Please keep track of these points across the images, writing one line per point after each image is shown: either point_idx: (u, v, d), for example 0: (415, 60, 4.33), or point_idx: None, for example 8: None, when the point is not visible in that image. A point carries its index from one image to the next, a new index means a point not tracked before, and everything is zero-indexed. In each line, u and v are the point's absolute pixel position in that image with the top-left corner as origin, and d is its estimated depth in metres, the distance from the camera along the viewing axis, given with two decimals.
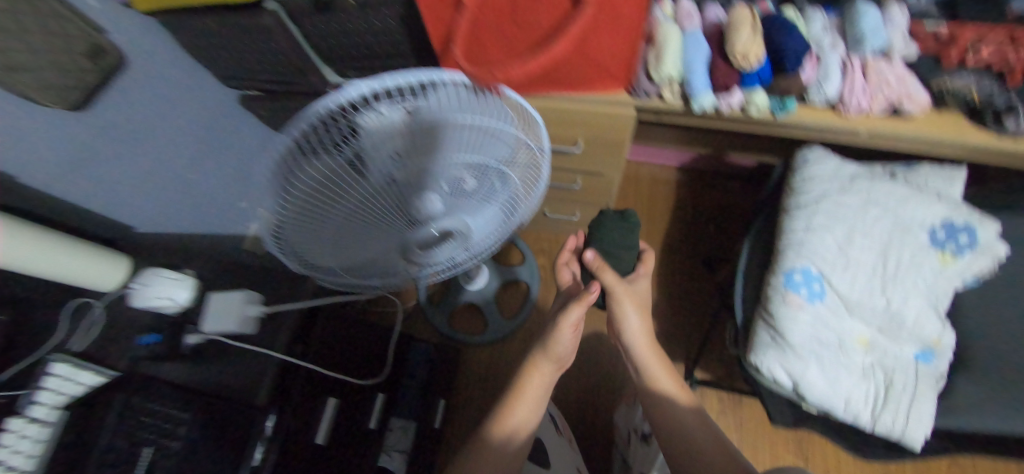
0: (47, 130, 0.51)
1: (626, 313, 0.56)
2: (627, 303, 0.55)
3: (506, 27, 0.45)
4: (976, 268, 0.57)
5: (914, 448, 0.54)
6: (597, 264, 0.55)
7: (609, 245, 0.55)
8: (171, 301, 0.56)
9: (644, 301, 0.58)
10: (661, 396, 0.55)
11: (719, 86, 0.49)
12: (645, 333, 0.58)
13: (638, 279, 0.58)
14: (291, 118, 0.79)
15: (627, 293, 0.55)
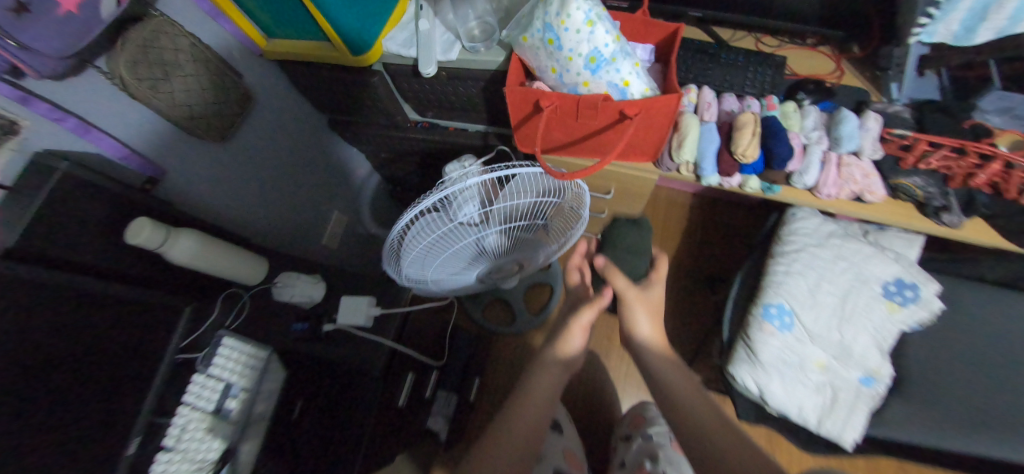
0: (205, 155, 0.70)
1: (637, 317, 0.63)
2: (638, 307, 0.63)
3: (569, 120, 0.62)
4: (916, 317, 0.73)
5: (846, 449, 0.71)
6: (608, 269, 0.63)
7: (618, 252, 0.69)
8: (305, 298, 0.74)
9: (655, 307, 0.65)
10: (665, 381, 0.59)
11: (725, 170, 0.67)
12: (659, 338, 0.64)
13: (650, 286, 0.66)
14: (370, 139, 0.96)
15: (638, 298, 0.63)
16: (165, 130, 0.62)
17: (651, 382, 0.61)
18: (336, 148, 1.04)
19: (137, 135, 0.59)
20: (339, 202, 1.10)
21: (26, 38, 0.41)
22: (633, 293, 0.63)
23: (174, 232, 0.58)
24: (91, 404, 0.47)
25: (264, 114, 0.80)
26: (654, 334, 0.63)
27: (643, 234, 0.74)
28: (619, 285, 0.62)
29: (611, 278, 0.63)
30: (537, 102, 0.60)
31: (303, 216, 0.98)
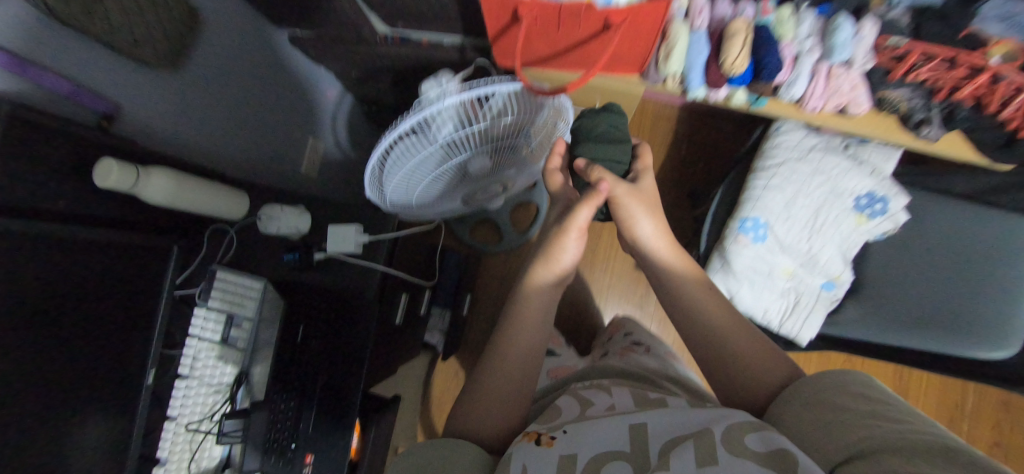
0: (156, 85, 0.64)
1: (635, 214, 0.66)
2: (632, 205, 0.65)
3: (551, 31, 0.58)
4: (881, 228, 0.76)
5: (800, 344, 0.80)
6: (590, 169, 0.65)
7: (593, 144, 0.67)
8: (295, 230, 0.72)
9: (648, 199, 0.67)
10: (673, 291, 0.65)
11: (712, 82, 0.65)
12: (661, 234, 0.66)
13: (639, 180, 0.69)
14: (337, 57, 0.88)
15: (630, 194, 0.65)
16: (104, 58, 0.56)
17: (659, 286, 0.67)
18: (302, 68, 0.96)
19: (79, 68, 0.53)
20: (314, 127, 1.05)
21: None
22: (623, 190, 0.65)
23: (144, 170, 0.57)
24: (76, 347, 0.50)
25: (217, 33, 0.72)
26: (652, 228, 0.66)
27: (615, 121, 0.67)
28: (608, 182, 0.64)
29: (598, 176, 0.64)
30: (514, 9, 0.55)
31: (275, 144, 0.94)
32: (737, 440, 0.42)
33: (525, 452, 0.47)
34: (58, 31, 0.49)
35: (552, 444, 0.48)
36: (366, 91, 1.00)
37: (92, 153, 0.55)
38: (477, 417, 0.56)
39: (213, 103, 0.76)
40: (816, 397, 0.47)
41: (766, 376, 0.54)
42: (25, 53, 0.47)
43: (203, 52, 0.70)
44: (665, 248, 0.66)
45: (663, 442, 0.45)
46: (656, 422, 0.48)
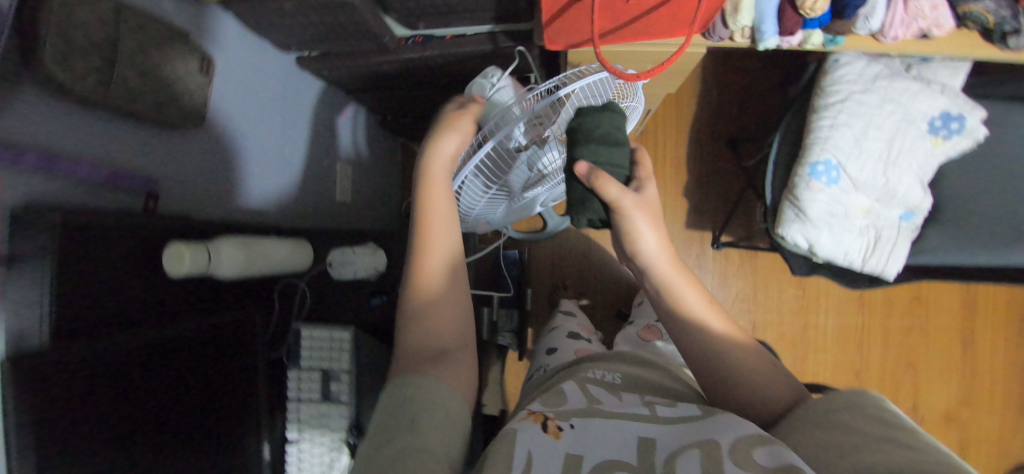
0: (161, 142, 0.58)
1: (638, 227, 0.50)
2: (639, 218, 0.49)
3: (617, 5, 0.54)
4: (958, 148, 0.75)
5: (887, 279, 0.79)
6: (592, 178, 0.45)
7: (596, 146, 0.45)
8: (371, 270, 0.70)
9: (654, 209, 0.51)
10: (676, 309, 0.52)
11: (785, 30, 0.60)
12: (665, 250, 0.52)
13: (646, 188, 0.52)
14: (349, 68, 0.81)
15: (637, 204, 0.48)
16: (98, 125, 0.50)
17: (658, 300, 0.54)
18: (310, 89, 0.89)
19: (73, 140, 0.47)
20: (338, 149, 0.98)
21: None
22: (630, 200, 0.47)
23: (213, 245, 0.53)
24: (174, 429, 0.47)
25: (226, 72, 0.67)
26: (656, 241, 0.51)
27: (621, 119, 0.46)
28: (613, 195, 0.45)
29: (601, 189, 0.45)
30: None
31: (306, 177, 0.88)
32: (743, 453, 0.38)
33: (529, 437, 0.43)
34: (66, 111, 0.46)
35: (557, 437, 0.43)
36: (386, 95, 0.96)
37: (144, 237, 0.50)
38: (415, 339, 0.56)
39: (239, 146, 0.70)
40: (823, 417, 0.43)
41: (776, 399, 0.49)
42: (25, 142, 0.42)
43: (217, 97, 0.65)
44: (671, 265, 0.52)
45: (669, 449, 0.41)
46: (665, 432, 0.44)
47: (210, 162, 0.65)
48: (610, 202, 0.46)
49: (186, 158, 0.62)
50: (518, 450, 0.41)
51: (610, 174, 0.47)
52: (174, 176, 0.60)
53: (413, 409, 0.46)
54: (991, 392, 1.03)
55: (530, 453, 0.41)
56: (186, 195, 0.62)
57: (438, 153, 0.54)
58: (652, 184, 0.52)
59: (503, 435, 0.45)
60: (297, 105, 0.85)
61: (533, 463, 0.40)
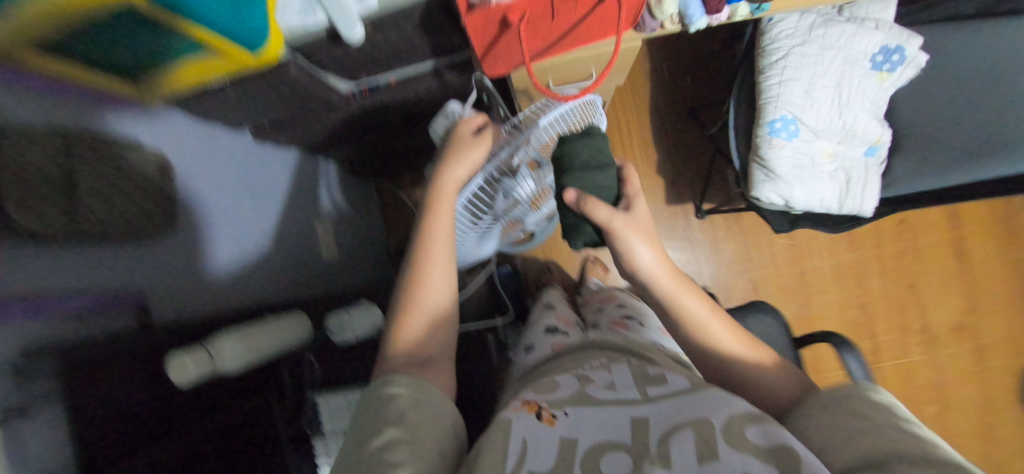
0: (145, 256, 0.60)
1: (633, 247, 0.53)
2: (633, 236, 0.52)
3: (543, 25, 0.55)
4: (904, 77, 0.77)
5: (867, 217, 0.81)
6: (581, 202, 0.50)
7: (581, 172, 0.50)
8: (371, 327, 0.71)
9: (646, 226, 0.54)
10: (679, 314, 0.56)
11: (712, 9, 0.61)
12: (663, 262, 0.56)
13: (635, 205, 0.54)
14: (306, 130, 0.82)
15: (629, 225, 0.52)
16: (79, 259, 0.51)
17: (664, 311, 0.58)
18: (276, 158, 0.90)
19: (62, 279, 0.49)
20: (315, 208, 1.00)
21: None
22: (621, 221, 0.51)
23: (210, 345, 0.54)
24: None
25: (187, 168, 0.68)
26: (652, 257, 0.55)
27: (604, 144, 0.51)
28: (603, 218, 0.50)
29: (591, 213, 0.50)
30: (504, 19, 0.52)
31: (287, 245, 0.89)
32: (734, 432, 0.38)
33: (524, 424, 0.43)
34: (44, 251, 0.48)
35: (553, 424, 0.43)
36: (348, 146, 0.97)
37: (146, 350, 0.51)
38: (407, 340, 0.55)
39: (215, 234, 0.72)
40: (828, 407, 0.44)
41: (779, 392, 0.52)
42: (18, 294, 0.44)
43: (183, 193, 0.67)
44: (672, 280, 0.56)
45: (661, 430, 0.41)
46: (657, 411, 0.43)
47: (193, 256, 0.67)
48: (602, 224, 0.50)
49: (170, 262, 0.63)
50: (513, 440, 0.42)
51: (597, 198, 0.51)
52: (162, 284, 0.62)
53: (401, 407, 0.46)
54: (994, 297, 1.05)
55: (525, 442, 0.42)
56: (179, 294, 0.63)
57: (448, 178, 0.55)
58: (641, 200, 0.55)
59: (496, 421, 0.45)
60: (264, 176, 0.86)
61: (528, 455, 0.41)
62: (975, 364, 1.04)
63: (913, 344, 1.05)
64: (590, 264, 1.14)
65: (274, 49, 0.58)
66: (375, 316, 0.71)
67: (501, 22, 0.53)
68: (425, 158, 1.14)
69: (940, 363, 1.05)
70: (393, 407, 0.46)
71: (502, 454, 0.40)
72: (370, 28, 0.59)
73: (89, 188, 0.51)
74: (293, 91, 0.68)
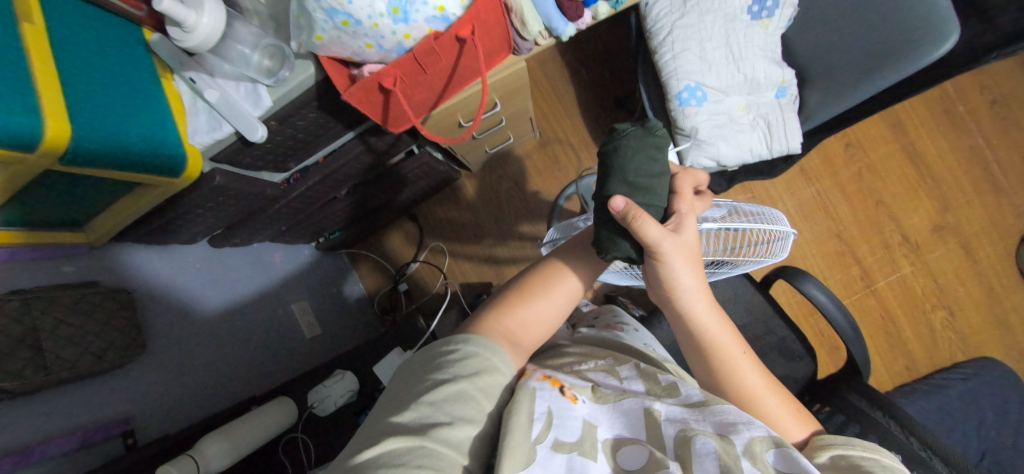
0: (121, 383, 0.63)
1: (676, 271, 0.49)
2: (676, 258, 0.48)
3: (420, 78, 0.59)
4: (786, 17, 0.79)
5: (799, 153, 0.82)
6: (630, 213, 0.45)
7: (632, 179, 0.49)
8: (349, 391, 0.74)
9: (692, 249, 0.50)
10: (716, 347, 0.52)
11: (574, 15, 0.66)
12: (702, 285, 0.52)
13: (685, 226, 0.50)
14: (258, 224, 0.88)
15: (677, 247, 0.48)
16: (50, 404, 0.55)
17: (690, 340, 0.54)
18: (243, 255, 0.95)
19: (39, 428, 0.53)
20: (292, 291, 1.04)
21: None
22: (669, 243, 0.47)
23: (194, 451, 0.57)
24: None
25: (150, 291, 0.73)
26: (695, 281, 0.51)
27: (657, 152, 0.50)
28: (653, 237, 0.45)
29: (641, 231, 0.45)
30: (381, 85, 0.57)
31: (265, 335, 0.92)
32: (758, 456, 0.37)
33: (549, 396, 0.41)
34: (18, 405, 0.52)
35: (575, 402, 0.43)
36: (306, 225, 1.02)
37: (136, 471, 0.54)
38: (518, 315, 0.49)
39: (190, 344, 0.76)
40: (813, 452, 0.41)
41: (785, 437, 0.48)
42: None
43: (150, 315, 0.71)
44: (709, 308, 0.53)
45: (675, 430, 0.41)
46: (671, 409, 0.44)
47: (169, 373, 0.71)
48: (649, 243, 0.46)
49: (149, 381, 0.67)
50: (537, 408, 0.39)
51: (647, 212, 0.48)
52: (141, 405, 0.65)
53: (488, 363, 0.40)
54: (963, 191, 1.04)
55: (550, 412, 0.40)
56: (158, 411, 0.68)
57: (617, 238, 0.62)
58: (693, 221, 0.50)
59: (520, 385, 0.42)
60: (233, 276, 0.91)
61: (552, 427, 0.39)
62: (968, 261, 1.03)
63: (899, 257, 1.04)
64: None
65: (193, 163, 0.64)
66: (351, 380, 0.75)
67: (381, 87, 0.57)
68: (386, 216, 1.19)
69: (932, 268, 1.03)
70: (465, 363, 0.39)
71: (529, 416, 0.38)
72: (275, 122, 0.64)
73: (55, 335, 0.56)
74: (230, 195, 0.73)
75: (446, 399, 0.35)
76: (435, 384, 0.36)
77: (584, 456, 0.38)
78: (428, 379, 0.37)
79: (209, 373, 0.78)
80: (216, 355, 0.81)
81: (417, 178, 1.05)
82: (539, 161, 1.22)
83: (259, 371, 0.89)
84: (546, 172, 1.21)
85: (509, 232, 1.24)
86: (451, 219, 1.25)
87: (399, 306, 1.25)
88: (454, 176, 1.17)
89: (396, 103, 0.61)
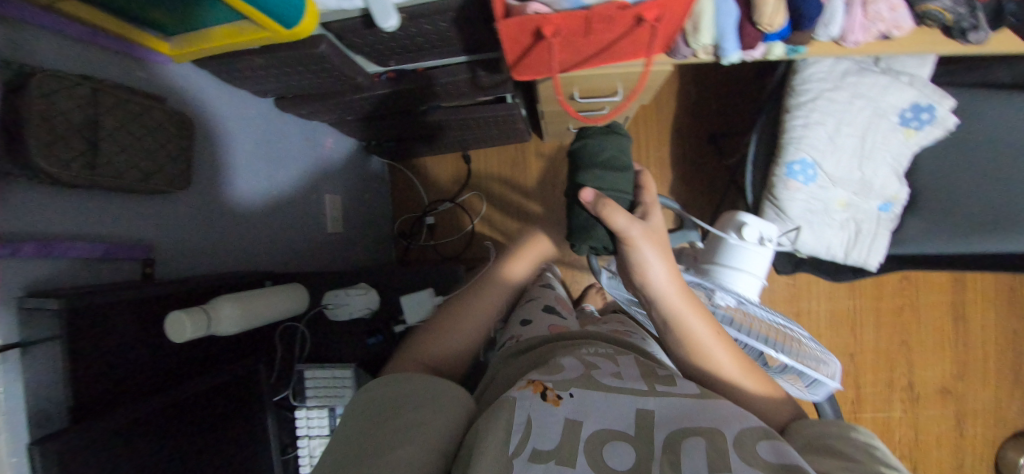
0: (157, 209, 0.62)
1: (646, 258, 0.54)
2: (644, 246, 0.53)
3: (577, 40, 0.54)
4: (930, 137, 0.74)
5: (870, 270, 0.81)
6: (600, 200, 0.51)
7: (602, 170, 0.54)
8: (366, 309, 0.73)
9: (659, 237, 0.56)
10: (692, 336, 0.55)
11: (747, 45, 0.61)
12: (672, 278, 0.55)
13: (651, 215, 0.57)
14: (329, 104, 0.83)
15: (644, 235, 0.53)
16: (88, 202, 0.53)
17: (666, 328, 0.57)
18: (298, 127, 0.91)
19: (73, 222, 0.52)
20: (330, 182, 1.00)
21: None
22: (639, 230, 0.52)
23: (210, 308, 0.56)
24: (169, 445, 0.50)
25: (208, 128, 0.70)
26: (665, 273, 0.54)
27: (624, 144, 0.56)
28: (621, 224, 0.51)
29: (607, 216, 0.51)
30: (538, 31, 0.51)
31: (293, 214, 0.90)
32: (747, 446, 0.41)
33: (530, 403, 0.48)
34: (60, 193, 0.50)
35: (557, 405, 0.48)
36: (367, 124, 0.98)
37: (155, 303, 0.53)
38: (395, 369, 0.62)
39: (227, 196, 0.73)
40: (839, 438, 0.46)
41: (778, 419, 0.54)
42: (24, 233, 0.47)
43: (201, 153, 0.68)
44: (683, 297, 0.55)
45: (666, 428, 0.44)
46: (664, 408, 0.47)
47: (201, 218, 0.69)
48: (618, 230, 0.51)
49: (181, 216, 0.65)
50: (516, 418, 0.46)
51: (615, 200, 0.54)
52: (165, 238, 0.63)
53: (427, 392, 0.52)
54: (985, 368, 1.04)
55: (527, 422, 0.46)
56: (184, 251, 0.66)
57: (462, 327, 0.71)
58: (655, 211, 0.57)
59: (503, 398, 0.49)
60: (283, 144, 0.87)
61: (532, 432, 0.45)
62: (955, 430, 1.05)
63: (896, 399, 1.06)
64: (593, 292, 1.17)
65: (309, 22, 0.59)
66: (371, 300, 0.73)
67: (536, 32, 0.52)
68: (442, 147, 1.14)
69: (918, 421, 1.05)
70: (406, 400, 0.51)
71: (507, 430, 0.45)
72: (404, 18, 0.59)
73: (111, 140, 0.54)
74: (323, 67, 0.69)
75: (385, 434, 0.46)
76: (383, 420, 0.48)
77: (560, 466, 0.42)
78: (377, 423, 0.48)
79: (235, 230, 0.76)
80: (247, 215, 0.78)
81: (495, 125, 1.00)
82: None
83: (279, 249, 0.86)
84: None
85: (551, 215, 1.21)
86: (502, 178, 1.22)
87: (418, 236, 1.25)
88: (525, 137, 1.12)
89: (539, 52, 0.56)
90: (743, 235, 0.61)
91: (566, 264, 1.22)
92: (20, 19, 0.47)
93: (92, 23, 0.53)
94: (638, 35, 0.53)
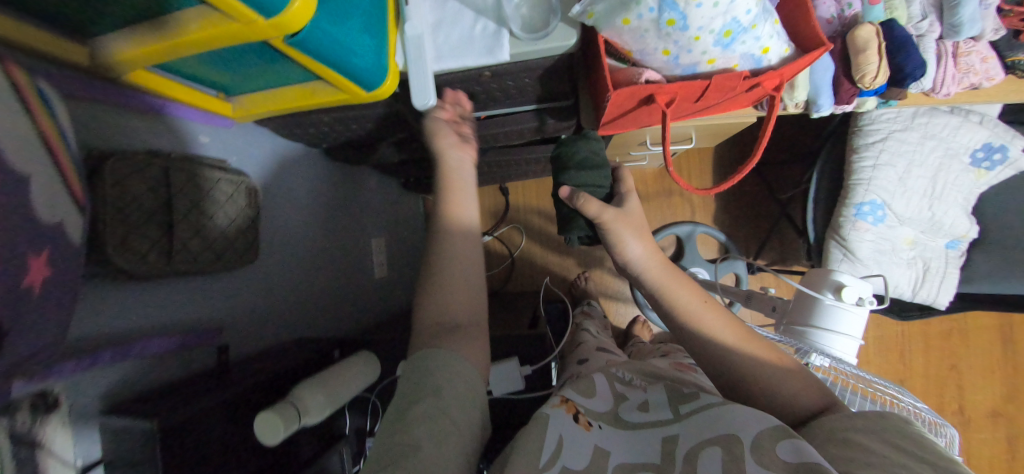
0: (227, 286, 0.57)
1: (624, 239, 0.61)
2: (621, 229, 0.60)
3: (684, 105, 0.52)
4: (1000, 177, 0.76)
5: (939, 309, 0.79)
6: (573, 195, 0.60)
7: (576, 170, 0.61)
8: None
9: (638, 222, 0.62)
10: (681, 308, 0.60)
11: (840, 99, 0.60)
12: (652, 253, 0.62)
13: (626, 201, 0.63)
14: (382, 149, 0.79)
15: (619, 218, 0.60)
16: (163, 289, 0.49)
17: (659, 305, 0.62)
18: (344, 172, 0.87)
19: (151, 313, 0.48)
20: (373, 225, 0.95)
21: (45, 340, 0.31)
22: (610, 215, 0.59)
23: (296, 399, 0.52)
24: None
25: (266, 190, 0.66)
26: (642, 250, 0.62)
27: (595, 145, 0.61)
28: (594, 211, 0.58)
29: (584, 208, 0.59)
30: (651, 96, 0.49)
31: (345, 264, 0.84)
32: (765, 449, 0.40)
33: (561, 423, 0.47)
34: (137, 286, 0.46)
35: (587, 429, 0.47)
36: (413, 164, 0.93)
37: (238, 398, 0.49)
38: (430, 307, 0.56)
39: (286, 258, 0.69)
40: (876, 429, 0.42)
41: (799, 405, 0.51)
42: (106, 338, 0.43)
43: (262, 217, 0.64)
44: (662, 273, 0.62)
45: (688, 443, 0.44)
46: (687, 428, 0.46)
47: (264, 287, 0.64)
48: (593, 217, 0.59)
49: (249, 288, 0.61)
50: (546, 439, 0.45)
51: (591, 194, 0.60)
52: (233, 316, 0.58)
53: (435, 383, 0.48)
54: None
55: (560, 442, 0.45)
56: (251, 325, 0.61)
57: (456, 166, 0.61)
58: (631, 196, 0.63)
59: (536, 414, 0.48)
60: (332, 192, 0.82)
61: (563, 450, 0.44)
62: (1007, 454, 1.06)
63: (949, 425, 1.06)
64: (639, 327, 1.14)
65: (389, 84, 0.55)
66: None
67: (643, 97, 0.50)
68: (482, 182, 1.10)
69: (971, 447, 1.06)
70: (431, 377, 0.48)
71: (539, 448, 0.44)
72: (492, 76, 0.57)
73: (186, 223, 0.50)
74: (391, 122, 0.65)
75: (399, 438, 0.42)
76: (411, 402, 0.46)
77: None
78: (402, 410, 0.46)
79: (296, 293, 0.70)
80: (305, 274, 0.73)
81: (542, 163, 0.96)
82: (651, 191, 1.13)
83: (336, 303, 0.80)
84: (655, 205, 1.13)
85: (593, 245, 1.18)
86: (541, 210, 1.18)
87: None
88: None
89: (638, 111, 0.54)
90: (840, 296, 0.59)
91: (608, 297, 1.19)
92: (87, 97, 0.43)
93: (160, 94, 0.49)
94: (744, 97, 0.52)
